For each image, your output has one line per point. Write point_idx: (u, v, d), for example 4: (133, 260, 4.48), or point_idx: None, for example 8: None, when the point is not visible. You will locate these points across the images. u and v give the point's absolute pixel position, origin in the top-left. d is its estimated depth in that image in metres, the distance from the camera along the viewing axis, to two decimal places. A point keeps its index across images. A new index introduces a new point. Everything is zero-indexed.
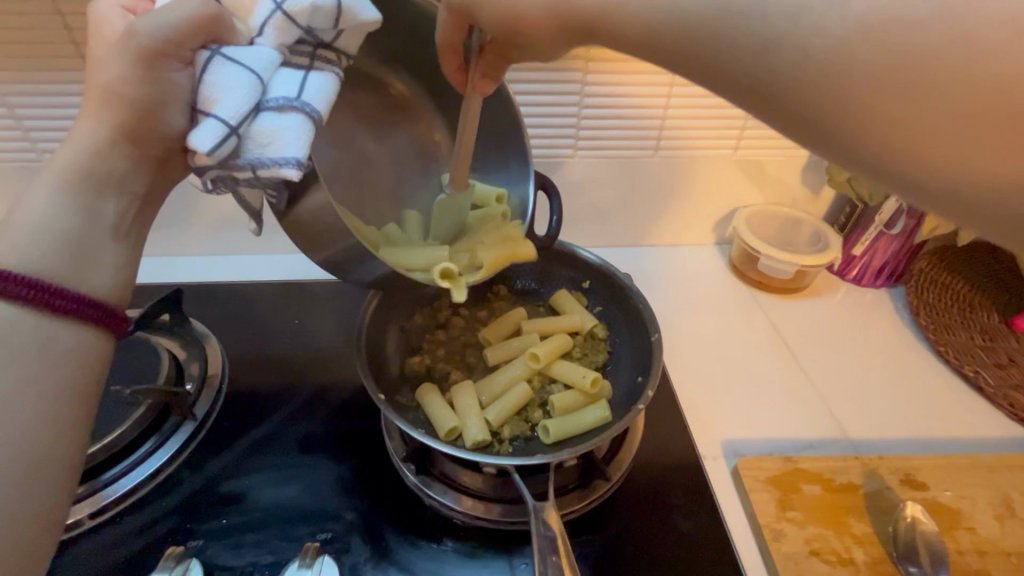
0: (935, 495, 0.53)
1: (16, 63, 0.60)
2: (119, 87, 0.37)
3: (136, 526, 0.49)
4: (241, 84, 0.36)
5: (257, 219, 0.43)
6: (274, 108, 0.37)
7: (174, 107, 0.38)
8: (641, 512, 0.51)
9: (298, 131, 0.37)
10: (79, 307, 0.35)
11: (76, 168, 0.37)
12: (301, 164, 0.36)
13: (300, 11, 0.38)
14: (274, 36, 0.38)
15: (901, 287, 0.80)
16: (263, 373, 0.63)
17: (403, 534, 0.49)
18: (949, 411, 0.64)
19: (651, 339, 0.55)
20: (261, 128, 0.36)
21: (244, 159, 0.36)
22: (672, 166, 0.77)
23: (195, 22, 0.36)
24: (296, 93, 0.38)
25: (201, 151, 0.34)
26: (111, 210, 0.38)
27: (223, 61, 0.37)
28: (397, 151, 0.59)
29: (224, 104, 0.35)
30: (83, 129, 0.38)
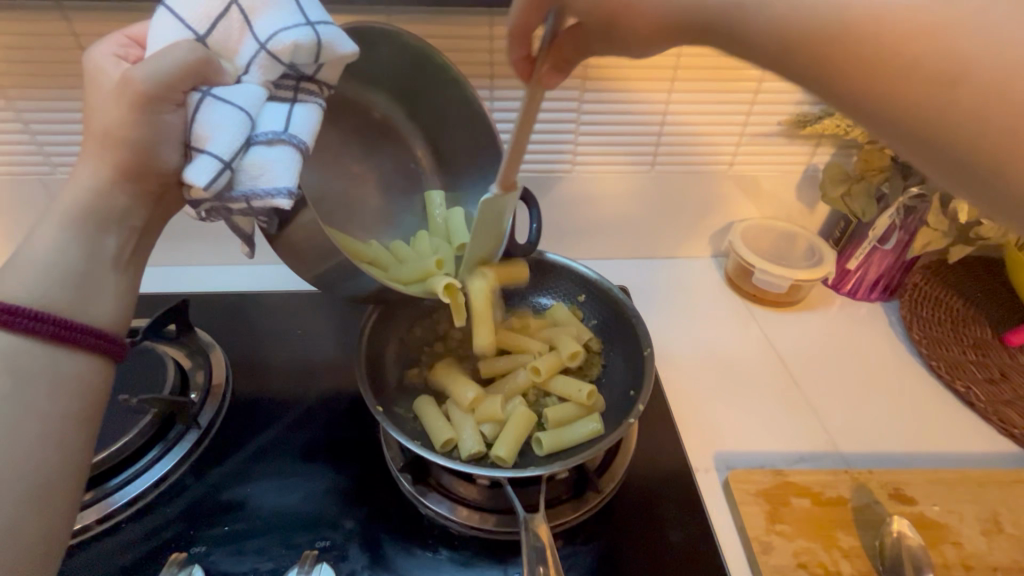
0: (923, 509, 0.54)
1: (32, 81, 0.62)
2: (115, 130, 0.38)
3: (142, 532, 0.50)
4: (231, 121, 0.38)
5: (249, 244, 0.44)
6: (264, 142, 0.38)
7: (168, 144, 0.40)
8: (633, 523, 0.52)
9: (288, 162, 0.38)
10: (79, 336, 0.36)
11: (83, 202, 0.39)
12: (292, 194, 0.38)
13: (283, 49, 0.39)
14: (259, 74, 0.40)
15: (895, 301, 0.81)
16: (266, 383, 0.64)
17: (400, 542, 0.50)
18: (940, 426, 0.65)
19: (644, 354, 0.56)
20: (253, 161, 0.38)
21: (238, 191, 0.38)
22: (669, 181, 0.78)
23: (184, 68, 0.38)
24: (284, 126, 0.39)
25: (198, 185, 0.37)
26: (111, 244, 0.40)
27: (213, 101, 0.38)
28: (386, 172, 0.60)
29: (216, 141, 0.37)
30: (84, 172, 0.39)
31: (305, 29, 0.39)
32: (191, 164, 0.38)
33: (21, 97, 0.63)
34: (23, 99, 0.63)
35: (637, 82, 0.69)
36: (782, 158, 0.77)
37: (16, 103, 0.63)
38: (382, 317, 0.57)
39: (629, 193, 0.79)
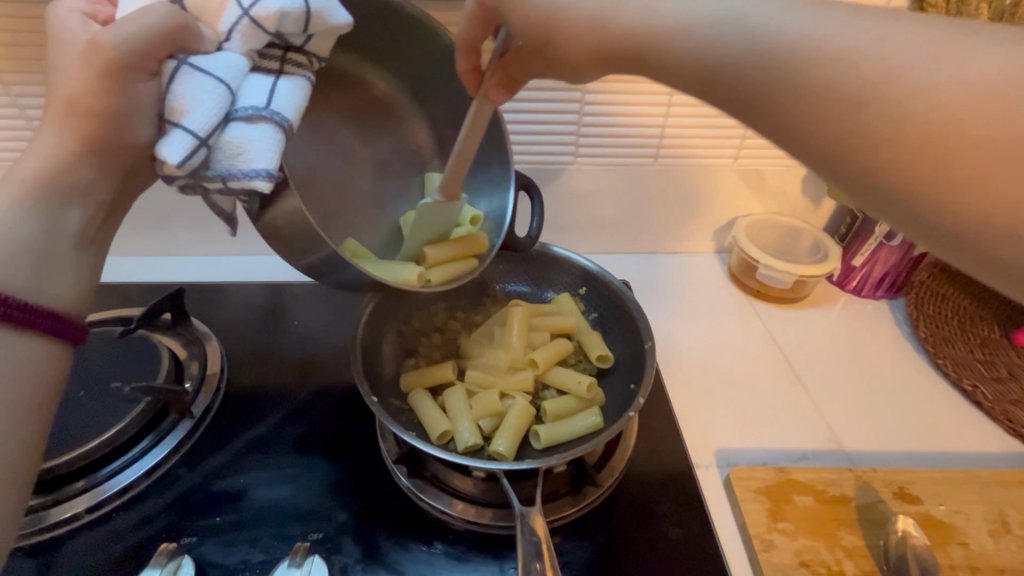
0: (928, 509, 0.52)
1: (27, 65, 0.61)
2: (79, 97, 0.37)
3: (132, 522, 0.50)
4: (210, 94, 0.36)
5: (231, 222, 0.44)
6: (243, 118, 0.37)
7: (140, 119, 0.39)
8: (633, 519, 0.51)
9: (268, 142, 0.37)
10: (44, 321, 0.36)
11: (47, 172, 0.38)
12: (271, 176, 0.37)
13: (267, 16, 0.37)
14: (241, 42, 0.38)
15: (901, 298, 0.79)
16: (261, 373, 0.64)
17: (394, 536, 0.49)
18: (946, 425, 0.64)
19: (644, 348, 0.56)
20: (231, 139, 0.36)
21: (214, 170, 0.37)
22: (673, 175, 0.77)
23: (160, 31, 0.36)
24: (266, 102, 0.38)
25: (170, 162, 0.35)
26: (73, 222, 0.40)
27: (191, 71, 0.37)
28: (380, 154, 0.59)
29: (192, 114, 0.36)
30: (46, 140, 0.38)
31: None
32: (164, 138, 0.36)
33: (16, 82, 0.63)
34: (18, 84, 0.63)
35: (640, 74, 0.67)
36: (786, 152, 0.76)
37: (12, 88, 0.63)
38: (377, 307, 0.56)
39: (630, 188, 0.78)
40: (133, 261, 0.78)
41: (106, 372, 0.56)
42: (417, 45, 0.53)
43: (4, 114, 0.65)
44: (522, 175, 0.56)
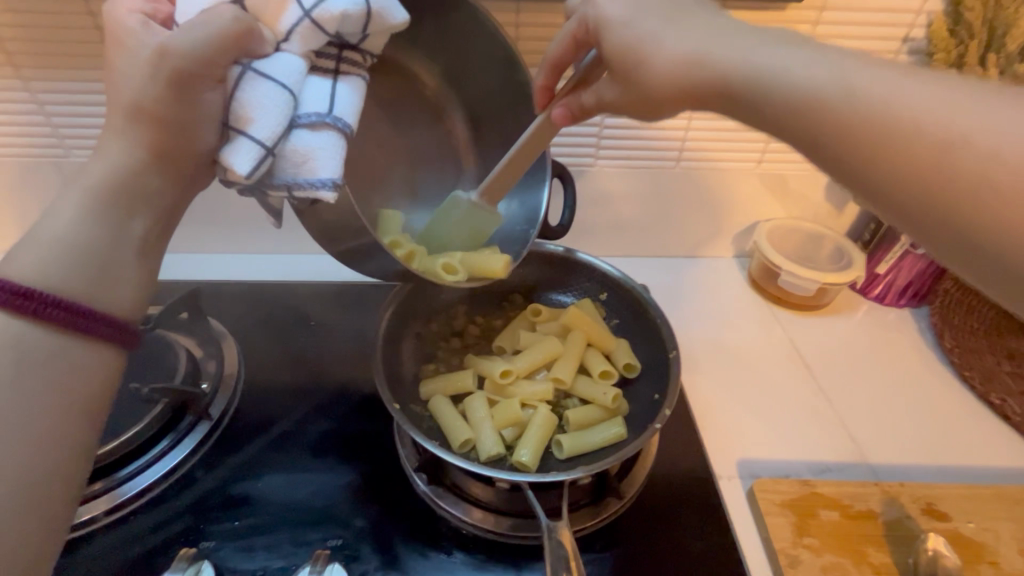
0: (958, 526, 0.51)
1: (47, 61, 0.61)
2: (148, 104, 0.36)
3: (151, 525, 0.49)
4: (275, 100, 0.36)
5: (277, 215, 0.44)
6: (307, 125, 0.37)
7: (206, 124, 0.38)
8: (654, 531, 0.50)
9: (332, 148, 0.38)
10: (99, 326, 0.35)
11: (114, 178, 0.37)
12: (335, 185, 0.38)
13: (330, 18, 0.38)
14: (300, 43, 0.38)
15: (924, 307, 0.78)
16: (279, 374, 0.63)
17: (413, 543, 0.49)
18: (972, 438, 0.62)
19: (669, 355, 0.55)
20: (296, 148, 0.37)
21: (279, 178, 0.38)
22: (694, 178, 0.76)
23: (228, 37, 0.35)
24: (328, 107, 0.38)
25: (240, 172, 0.36)
26: (138, 228, 0.38)
27: (256, 77, 0.36)
28: (418, 150, 0.58)
29: (259, 123, 0.36)
30: (115, 148, 0.37)
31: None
32: (232, 147, 0.37)
33: (37, 78, 0.62)
34: (39, 80, 0.62)
35: None
36: (811, 157, 0.75)
37: (33, 84, 0.62)
38: (404, 300, 0.56)
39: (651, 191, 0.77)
40: None
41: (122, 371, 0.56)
42: (476, 51, 0.53)
43: (22, 111, 0.64)
44: (556, 165, 0.56)
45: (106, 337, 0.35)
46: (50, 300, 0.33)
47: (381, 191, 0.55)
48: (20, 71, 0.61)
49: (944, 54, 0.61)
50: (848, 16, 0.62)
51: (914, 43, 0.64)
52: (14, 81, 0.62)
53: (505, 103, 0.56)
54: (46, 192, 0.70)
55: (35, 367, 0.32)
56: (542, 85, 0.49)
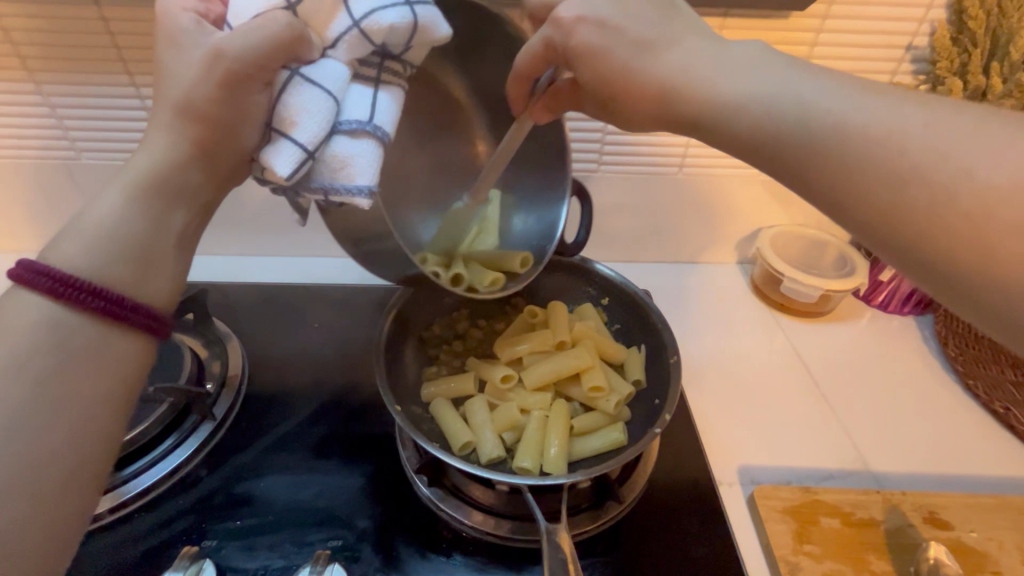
0: (960, 535, 0.51)
1: (61, 65, 0.62)
2: (198, 103, 0.37)
3: (154, 523, 0.50)
4: (320, 106, 0.37)
5: (302, 214, 0.44)
6: (348, 132, 0.38)
7: (249, 125, 0.38)
8: (653, 536, 0.50)
9: (370, 157, 0.38)
10: (101, 302, 0.34)
11: (160, 172, 0.38)
12: (371, 194, 0.38)
13: (378, 29, 0.38)
14: (347, 51, 0.38)
15: (928, 315, 0.78)
16: (282, 375, 0.64)
17: (414, 545, 0.49)
18: (975, 447, 0.62)
19: (668, 361, 0.55)
20: (337, 153, 0.37)
21: (316, 182, 0.38)
22: (697, 184, 0.76)
23: (278, 41, 0.36)
24: (369, 116, 0.38)
25: (282, 174, 0.37)
26: (177, 222, 0.39)
27: (303, 83, 0.37)
28: (439, 153, 0.57)
29: (303, 127, 0.36)
30: (162, 142, 0.38)
31: (403, 10, 0.38)
32: (275, 149, 0.37)
33: (50, 81, 0.63)
34: (52, 83, 0.63)
35: None
36: None
37: (46, 87, 0.64)
38: (410, 298, 0.57)
39: (653, 197, 0.77)
40: None
41: None
42: (486, 41, 0.51)
43: (34, 113, 0.65)
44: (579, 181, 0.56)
45: (138, 325, 0.36)
46: (53, 276, 0.34)
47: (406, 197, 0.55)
48: (33, 74, 0.63)
49: (948, 63, 0.61)
50: (852, 24, 0.62)
51: (918, 51, 0.64)
52: (27, 83, 0.63)
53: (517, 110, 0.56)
54: (56, 194, 0.71)
55: (46, 362, 0.33)
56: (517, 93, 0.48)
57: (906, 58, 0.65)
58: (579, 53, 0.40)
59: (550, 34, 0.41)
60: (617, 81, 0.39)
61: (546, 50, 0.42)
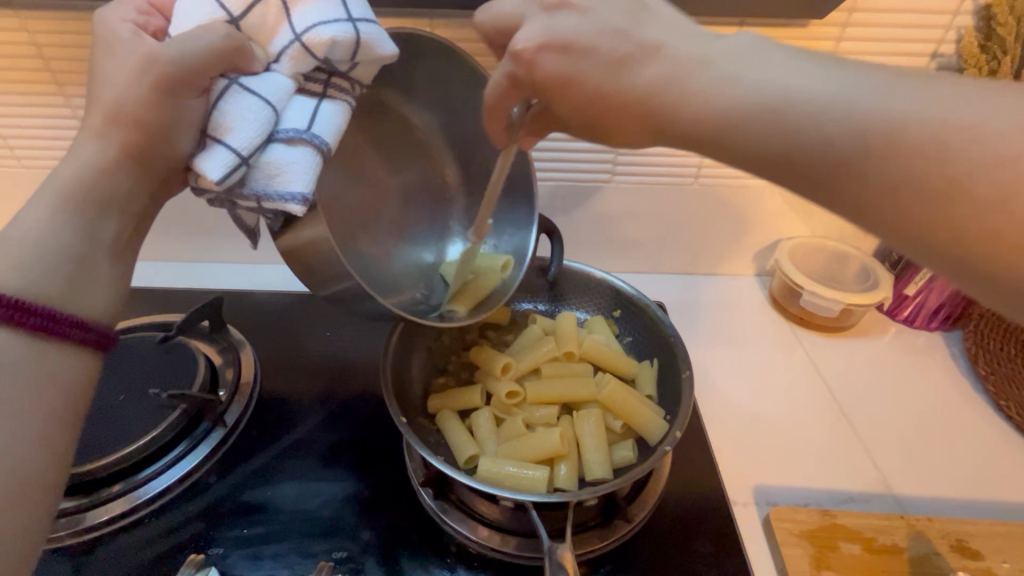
0: (991, 566, 0.48)
1: (88, 79, 0.64)
2: (132, 107, 0.38)
3: (165, 528, 0.50)
4: (257, 115, 0.37)
5: (252, 236, 0.44)
6: (284, 139, 0.38)
7: (185, 131, 0.39)
8: (664, 556, 0.49)
9: (306, 164, 0.38)
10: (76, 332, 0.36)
11: (87, 175, 0.38)
12: (305, 200, 0.37)
13: (319, 43, 0.38)
14: (289, 65, 0.39)
15: (957, 330, 0.75)
16: (294, 382, 0.64)
17: (417, 559, 0.48)
18: (1008, 471, 0.59)
19: (682, 376, 0.53)
20: (270, 159, 0.37)
21: (250, 189, 0.38)
22: (715, 194, 0.74)
23: (216, 50, 0.37)
24: (308, 125, 0.39)
25: (212, 179, 0.37)
26: (111, 229, 0.40)
27: (240, 91, 0.38)
28: (405, 186, 0.57)
29: (236, 134, 0.37)
30: (91, 148, 0.39)
31: (345, 25, 0.38)
32: (207, 154, 0.38)
33: (79, 93, 0.66)
34: (80, 96, 0.66)
35: None
36: None
37: (73, 100, 0.66)
38: (403, 335, 0.55)
39: (670, 207, 0.76)
40: (174, 265, 0.80)
41: (143, 375, 0.58)
42: (441, 77, 0.52)
43: (63, 125, 0.68)
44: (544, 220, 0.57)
45: (85, 342, 0.36)
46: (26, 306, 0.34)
47: (368, 226, 0.53)
48: (62, 88, 0.65)
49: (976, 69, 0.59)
50: (869, 32, 0.61)
51: (943, 58, 0.63)
52: (56, 97, 0.66)
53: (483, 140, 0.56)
54: None
55: None
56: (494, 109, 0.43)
57: (931, 66, 0.63)
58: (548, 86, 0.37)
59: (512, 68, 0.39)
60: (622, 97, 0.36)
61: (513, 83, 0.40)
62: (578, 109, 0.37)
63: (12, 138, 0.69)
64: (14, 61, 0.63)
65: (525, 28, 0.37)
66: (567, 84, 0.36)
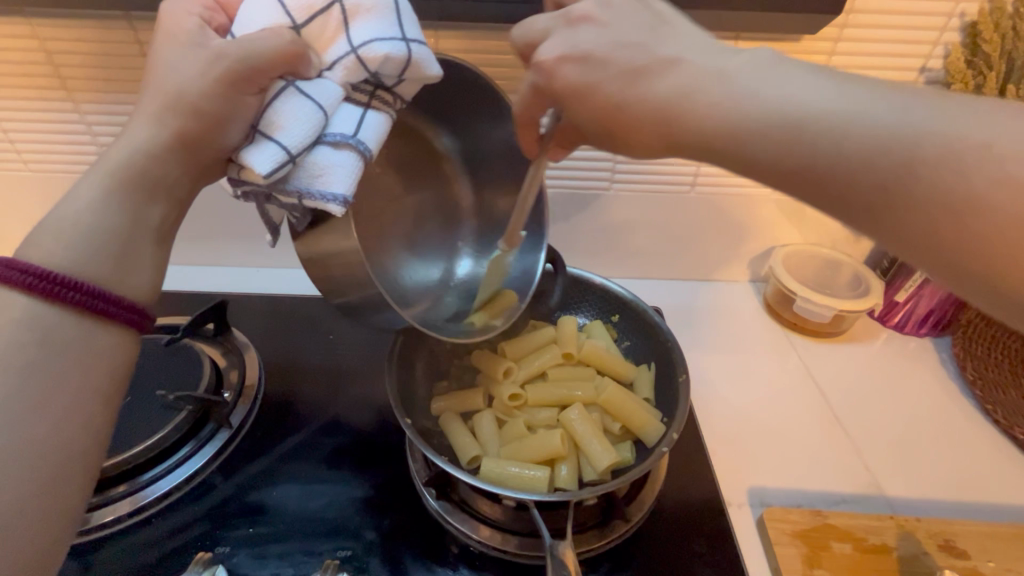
0: (977, 565, 0.50)
1: (96, 85, 0.66)
2: (191, 95, 0.39)
3: (171, 528, 0.51)
4: (308, 116, 0.38)
5: (275, 231, 0.45)
6: (331, 143, 0.39)
7: (237, 123, 0.40)
8: (660, 555, 0.50)
9: (349, 168, 0.39)
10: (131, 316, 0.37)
11: (135, 159, 0.39)
12: (345, 202, 0.39)
13: (373, 57, 0.39)
14: (342, 73, 0.40)
15: (946, 337, 0.76)
16: (299, 385, 0.65)
17: (420, 558, 0.50)
18: (993, 474, 0.61)
19: (679, 379, 0.54)
20: (317, 161, 0.39)
21: (293, 186, 0.39)
22: (710, 202, 0.76)
23: (278, 53, 0.38)
24: (354, 131, 0.40)
25: (259, 172, 0.37)
26: (156, 214, 0.40)
27: (295, 92, 0.39)
28: (421, 204, 0.58)
29: (287, 132, 0.38)
30: (142, 129, 0.40)
31: (399, 43, 0.40)
32: (256, 148, 0.38)
33: (87, 99, 0.67)
34: (88, 102, 0.67)
35: None
36: None
37: (82, 106, 0.67)
38: (410, 339, 0.56)
39: (668, 214, 0.77)
40: (178, 269, 0.82)
41: (149, 378, 0.59)
42: (459, 95, 0.54)
43: (70, 130, 0.69)
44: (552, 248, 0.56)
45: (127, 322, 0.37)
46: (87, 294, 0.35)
47: (387, 239, 0.53)
48: (71, 94, 0.66)
49: (963, 84, 0.61)
50: (861, 47, 0.63)
51: (932, 74, 0.65)
52: (65, 103, 0.67)
53: (497, 164, 0.58)
54: None
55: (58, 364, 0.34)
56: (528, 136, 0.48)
57: (920, 80, 0.65)
58: (566, 94, 0.39)
59: (535, 81, 0.41)
60: (610, 118, 0.38)
61: (538, 94, 0.42)
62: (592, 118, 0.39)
63: (20, 142, 0.71)
64: (23, 68, 0.64)
65: (546, 42, 0.40)
66: (584, 91, 0.38)
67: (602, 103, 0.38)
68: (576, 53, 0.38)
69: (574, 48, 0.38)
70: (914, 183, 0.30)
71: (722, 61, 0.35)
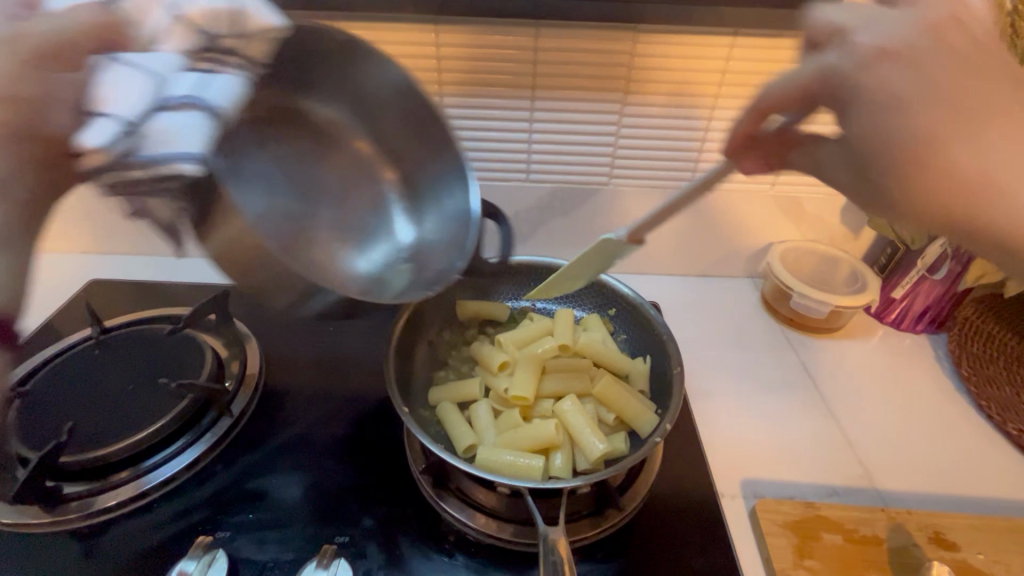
0: (966, 556, 0.51)
1: None
2: None
3: (173, 513, 0.52)
4: (138, 86, 0.42)
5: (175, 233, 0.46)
6: (171, 107, 0.43)
7: (55, 105, 0.40)
8: (653, 545, 0.51)
9: (194, 126, 0.43)
10: None
11: None
12: (202, 160, 0.42)
13: (200, 15, 0.42)
14: (173, 42, 0.42)
15: (943, 334, 0.77)
16: (299, 375, 0.66)
17: (417, 545, 0.50)
18: (986, 469, 0.61)
19: (673, 371, 0.55)
20: (157, 126, 0.42)
21: (138, 155, 0.42)
22: (708, 197, 0.77)
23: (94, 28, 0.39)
24: (195, 92, 0.43)
25: (92, 143, 0.42)
26: None
27: (124, 66, 0.42)
28: (325, 179, 0.55)
29: (120, 104, 0.42)
30: None
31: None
32: (92, 128, 0.42)
33: None
34: None
35: (678, 100, 0.69)
36: None
37: None
38: (409, 328, 0.58)
39: (666, 209, 0.78)
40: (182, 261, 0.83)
41: (152, 367, 0.60)
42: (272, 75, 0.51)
43: None
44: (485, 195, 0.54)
45: None
46: None
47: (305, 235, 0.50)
48: None
49: None
50: None
51: None
52: None
53: (390, 113, 0.54)
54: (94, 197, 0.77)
55: None
56: (740, 128, 0.45)
57: None
58: (854, 92, 0.35)
59: (830, 62, 0.36)
60: (864, 142, 0.36)
61: (824, 81, 0.37)
62: (859, 139, 0.36)
63: None
64: None
65: (865, 27, 0.36)
66: (889, 109, 0.34)
67: (864, 110, 0.35)
68: (885, 52, 0.34)
69: (901, 42, 0.34)
70: (973, 174, 0.32)
71: (912, 73, 0.33)
